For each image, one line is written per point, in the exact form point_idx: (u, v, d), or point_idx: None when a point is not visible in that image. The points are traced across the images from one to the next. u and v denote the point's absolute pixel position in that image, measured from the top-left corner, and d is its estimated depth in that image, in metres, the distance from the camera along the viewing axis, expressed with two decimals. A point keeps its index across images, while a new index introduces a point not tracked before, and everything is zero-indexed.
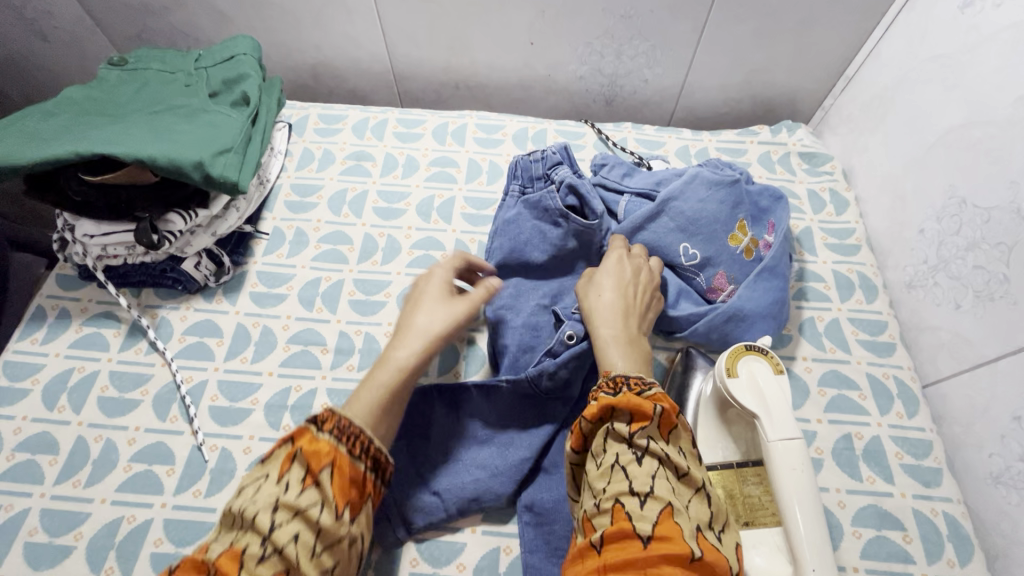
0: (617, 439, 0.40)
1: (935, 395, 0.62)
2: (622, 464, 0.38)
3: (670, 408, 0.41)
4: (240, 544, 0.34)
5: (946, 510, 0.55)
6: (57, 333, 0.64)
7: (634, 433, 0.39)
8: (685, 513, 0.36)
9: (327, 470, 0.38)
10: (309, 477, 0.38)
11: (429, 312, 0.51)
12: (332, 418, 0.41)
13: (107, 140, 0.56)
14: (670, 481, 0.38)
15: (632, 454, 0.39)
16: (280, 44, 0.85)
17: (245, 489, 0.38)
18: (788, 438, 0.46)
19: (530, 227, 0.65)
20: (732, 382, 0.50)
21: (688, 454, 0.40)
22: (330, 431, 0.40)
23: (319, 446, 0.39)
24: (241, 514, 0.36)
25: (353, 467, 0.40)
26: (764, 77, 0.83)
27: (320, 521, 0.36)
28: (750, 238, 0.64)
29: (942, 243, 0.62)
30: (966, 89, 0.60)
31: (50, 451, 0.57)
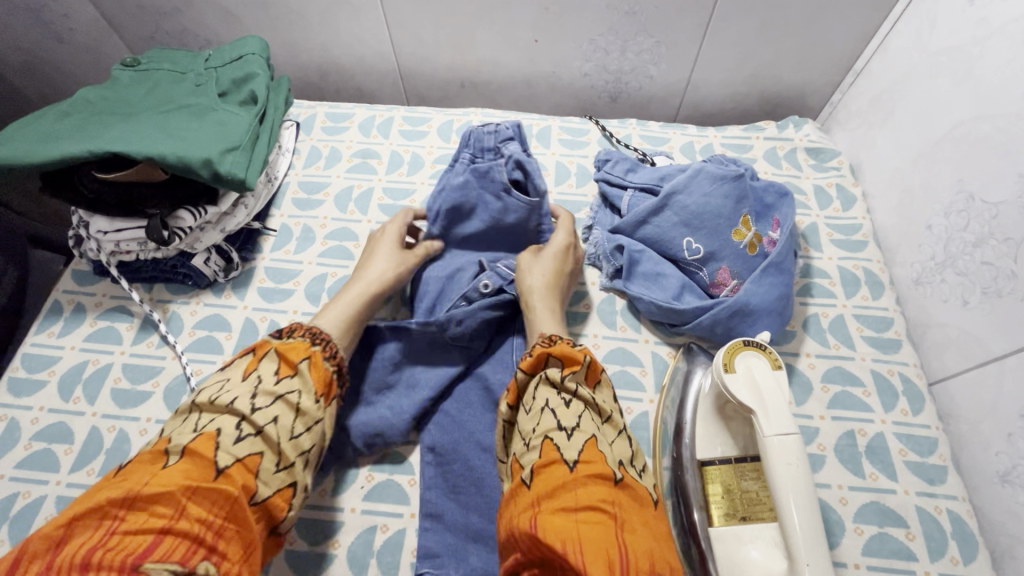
0: (549, 385, 0.46)
1: (942, 393, 0.61)
2: (552, 407, 0.44)
3: (596, 364, 0.48)
4: (212, 430, 0.41)
5: (951, 507, 0.54)
6: (73, 326, 0.66)
7: (565, 378, 0.46)
8: (608, 446, 0.41)
9: (303, 363, 0.48)
10: (283, 371, 0.47)
11: (384, 259, 0.62)
12: (302, 329, 0.51)
13: (118, 139, 0.58)
14: (594, 422, 0.43)
15: (561, 398, 0.44)
16: (288, 44, 0.87)
17: (216, 387, 0.45)
18: (783, 433, 0.45)
19: (471, 196, 0.63)
20: (729, 378, 0.50)
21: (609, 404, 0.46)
22: (301, 336, 0.50)
23: (292, 347, 0.49)
24: (217, 401, 0.43)
25: (323, 368, 0.50)
26: (770, 72, 0.82)
27: (296, 404, 0.46)
28: (754, 234, 0.63)
29: (950, 238, 0.61)
30: (976, 83, 0.59)
31: (66, 441, 0.58)
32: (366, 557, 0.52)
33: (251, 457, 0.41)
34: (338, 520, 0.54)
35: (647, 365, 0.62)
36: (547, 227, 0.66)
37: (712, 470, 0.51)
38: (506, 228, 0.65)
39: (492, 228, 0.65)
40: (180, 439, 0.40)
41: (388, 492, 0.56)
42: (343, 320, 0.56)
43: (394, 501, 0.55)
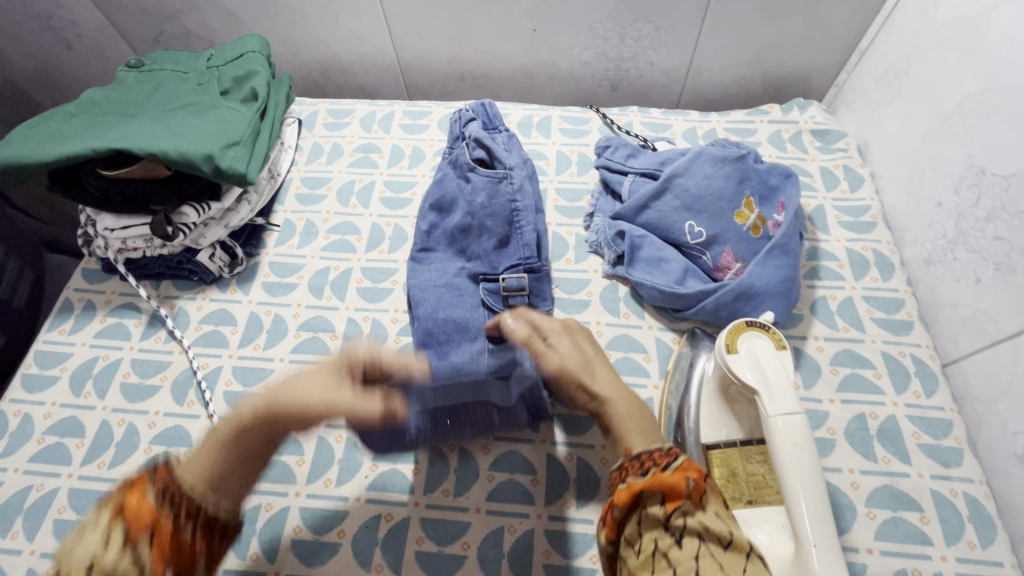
0: (653, 524, 0.35)
1: (956, 374, 0.59)
2: (663, 551, 0.33)
3: (700, 478, 0.36)
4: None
5: (966, 490, 0.53)
6: (83, 324, 0.67)
7: (670, 514, 0.34)
8: None
9: (147, 536, 0.35)
10: (128, 540, 0.34)
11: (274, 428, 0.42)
12: (167, 476, 0.38)
13: (122, 136, 0.59)
14: (716, 557, 0.32)
15: (671, 538, 0.33)
16: (289, 42, 0.88)
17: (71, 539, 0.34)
18: (787, 412, 0.45)
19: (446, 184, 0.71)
20: (729, 358, 0.49)
21: (725, 519, 0.35)
22: (160, 490, 0.37)
23: (145, 507, 0.36)
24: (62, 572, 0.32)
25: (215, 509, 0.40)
26: (774, 54, 0.81)
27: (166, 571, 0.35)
28: (757, 215, 0.62)
29: (960, 215, 0.60)
30: (983, 54, 0.57)
31: (77, 435, 0.60)
32: (370, 546, 0.53)
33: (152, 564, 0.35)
34: (343, 508, 0.55)
35: (651, 352, 0.61)
36: (519, 193, 0.67)
37: (716, 454, 0.50)
38: (479, 209, 0.67)
39: (468, 213, 0.67)
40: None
41: (393, 480, 0.56)
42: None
43: (397, 490, 0.56)
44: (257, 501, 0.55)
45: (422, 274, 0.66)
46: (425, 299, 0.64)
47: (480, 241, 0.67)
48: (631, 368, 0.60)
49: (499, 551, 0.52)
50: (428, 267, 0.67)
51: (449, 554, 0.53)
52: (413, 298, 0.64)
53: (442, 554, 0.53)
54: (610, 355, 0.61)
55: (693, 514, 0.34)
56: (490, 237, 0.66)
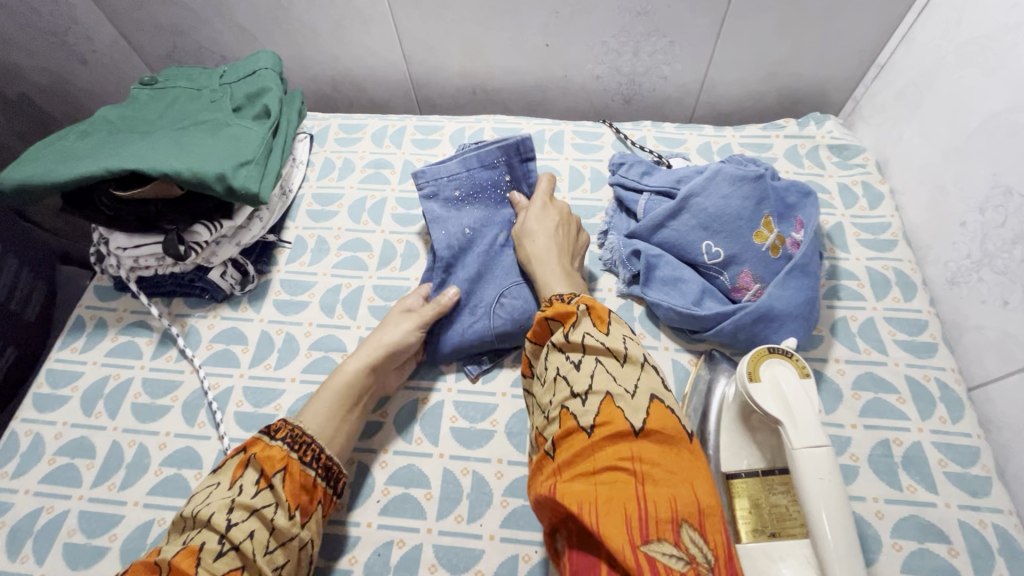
0: (556, 354, 0.47)
1: (982, 399, 0.58)
2: (564, 374, 0.45)
3: (596, 311, 0.48)
4: (195, 542, 0.43)
5: (996, 521, 0.51)
6: (95, 342, 0.67)
7: (569, 345, 0.46)
8: (623, 395, 0.42)
9: (279, 474, 0.48)
10: (264, 479, 0.48)
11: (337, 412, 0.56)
12: (285, 429, 0.52)
13: (134, 156, 0.58)
14: (609, 370, 0.44)
15: (570, 363, 0.45)
16: (300, 57, 0.87)
17: (199, 496, 0.47)
18: (814, 445, 0.43)
19: (460, 198, 0.67)
20: (752, 387, 0.48)
21: (627, 340, 0.47)
22: (283, 439, 0.51)
23: (272, 452, 0.50)
24: (197, 516, 0.45)
25: (302, 474, 0.50)
26: (789, 69, 0.80)
27: (274, 520, 0.46)
28: (776, 235, 0.60)
29: (986, 236, 0.58)
30: (1009, 71, 0.56)
31: (88, 456, 0.59)
32: (383, 573, 0.52)
33: (230, 570, 0.43)
34: (355, 534, 0.54)
35: (668, 373, 0.60)
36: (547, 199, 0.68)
37: (738, 485, 0.49)
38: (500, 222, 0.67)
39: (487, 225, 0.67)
40: (168, 553, 0.42)
41: (406, 505, 0.55)
42: (325, 414, 0.55)
43: (410, 515, 0.55)
44: None
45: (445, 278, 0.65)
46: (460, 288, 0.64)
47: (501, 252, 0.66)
48: None
49: None
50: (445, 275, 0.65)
51: None
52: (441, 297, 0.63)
53: None
54: None
55: (588, 342, 0.45)
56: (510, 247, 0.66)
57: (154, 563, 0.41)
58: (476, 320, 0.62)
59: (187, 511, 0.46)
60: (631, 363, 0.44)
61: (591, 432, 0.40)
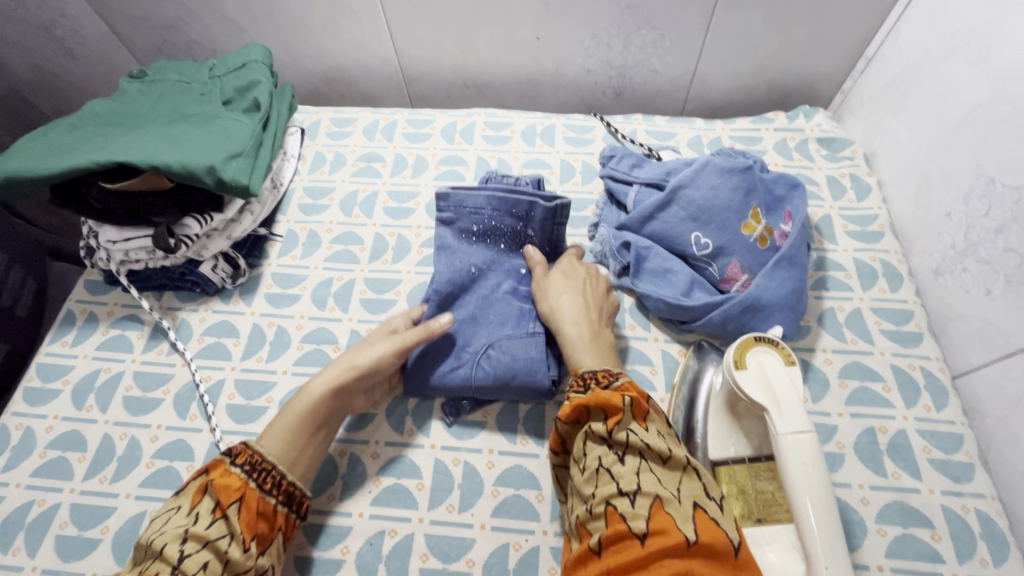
0: (596, 440, 0.45)
1: (966, 386, 0.58)
2: (607, 466, 0.44)
3: (636, 396, 0.47)
4: (147, 572, 0.41)
5: (979, 506, 0.52)
6: (85, 336, 0.67)
7: (611, 433, 0.45)
8: (674, 501, 0.40)
9: (235, 504, 0.47)
10: (218, 510, 0.46)
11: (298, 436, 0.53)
12: (245, 453, 0.50)
13: (123, 149, 0.58)
14: (654, 472, 0.43)
15: (614, 455, 0.44)
16: (291, 50, 0.87)
17: (156, 522, 0.46)
18: (798, 430, 0.44)
19: (476, 233, 0.64)
20: (738, 374, 0.48)
21: (666, 437, 0.45)
22: (241, 466, 0.49)
23: (229, 481, 0.48)
24: (151, 546, 0.43)
25: (261, 501, 0.48)
26: (779, 62, 0.80)
27: (228, 552, 0.44)
28: (764, 226, 0.61)
29: (970, 226, 0.59)
30: (993, 63, 0.56)
31: (79, 449, 0.59)
32: (375, 562, 0.53)
33: None
34: (347, 524, 0.54)
35: (657, 364, 0.61)
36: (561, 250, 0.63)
37: (725, 470, 0.49)
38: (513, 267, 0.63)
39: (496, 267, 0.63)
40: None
41: (398, 495, 0.56)
42: (286, 434, 0.52)
43: (402, 505, 0.55)
44: None
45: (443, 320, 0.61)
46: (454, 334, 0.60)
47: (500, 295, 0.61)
48: (637, 381, 0.60)
49: (505, 567, 0.52)
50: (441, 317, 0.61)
51: (454, 571, 0.52)
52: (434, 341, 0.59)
53: (447, 571, 0.52)
54: None
55: (634, 435, 0.44)
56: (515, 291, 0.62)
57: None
58: (459, 365, 0.58)
59: (141, 538, 0.45)
60: (676, 460, 0.43)
61: (644, 539, 0.38)
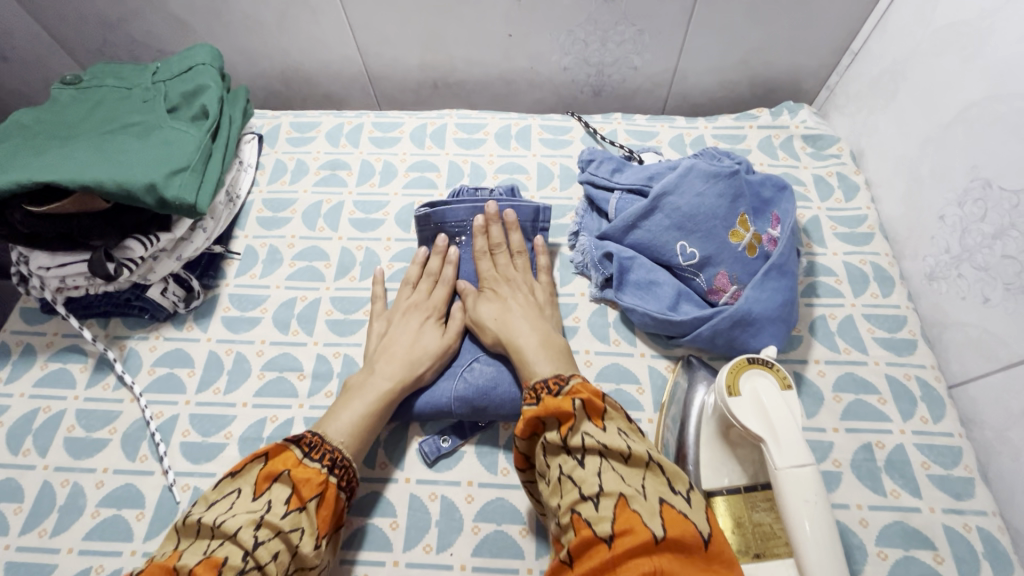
0: (557, 451, 0.43)
1: (963, 396, 0.56)
2: (568, 473, 0.41)
3: (590, 396, 0.44)
4: (218, 555, 0.40)
5: (981, 524, 0.50)
6: (21, 371, 0.61)
7: (567, 438, 0.42)
8: (639, 497, 0.38)
9: (314, 499, 0.45)
10: (296, 500, 0.44)
11: (364, 424, 0.52)
12: (321, 448, 0.48)
13: (50, 167, 0.52)
14: (617, 470, 0.40)
15: (573, 461, 0.41)
16: (245, 50, 0.81)
17: (219, 503, 0.44)
18: (796, 462, 0.41)
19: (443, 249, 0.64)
20: (731, 400, 0.45)
21: (627, 435, 0.43)
22: (318, 460, 0.47)
23: (309, 473, 0.46)
24: (220, 527, 0.41)
25: (336, 500, 0.47)
26: (762, 57, 0.77)
27: (300, 545, 0.43)
28: (753, 234, 0.58)
29: (965, 229, 0.56)
30: (987, 58, 0.54)
31: (15, 499, 0.54)
32: None
33: None
34: None
35: (644, 382, 0.58)
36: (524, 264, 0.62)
37: (720, 503, 0.46)
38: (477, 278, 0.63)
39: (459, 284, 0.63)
40: (189, 559, 0.39)
41: (369, 537, 0.52)
42: (355, 425, 0.51)
43: (375, 547, 0.51)
44: None
45: None
46: None
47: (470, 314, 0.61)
48: (624, 401, 0.57)
49: None
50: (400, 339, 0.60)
51: None
52: None
53: None
54: (600, 388, 0.58)
55: (588, 435, 0.42)
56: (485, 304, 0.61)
57: (175, 568, 0.38)
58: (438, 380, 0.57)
59: (201, 517, 0.43)
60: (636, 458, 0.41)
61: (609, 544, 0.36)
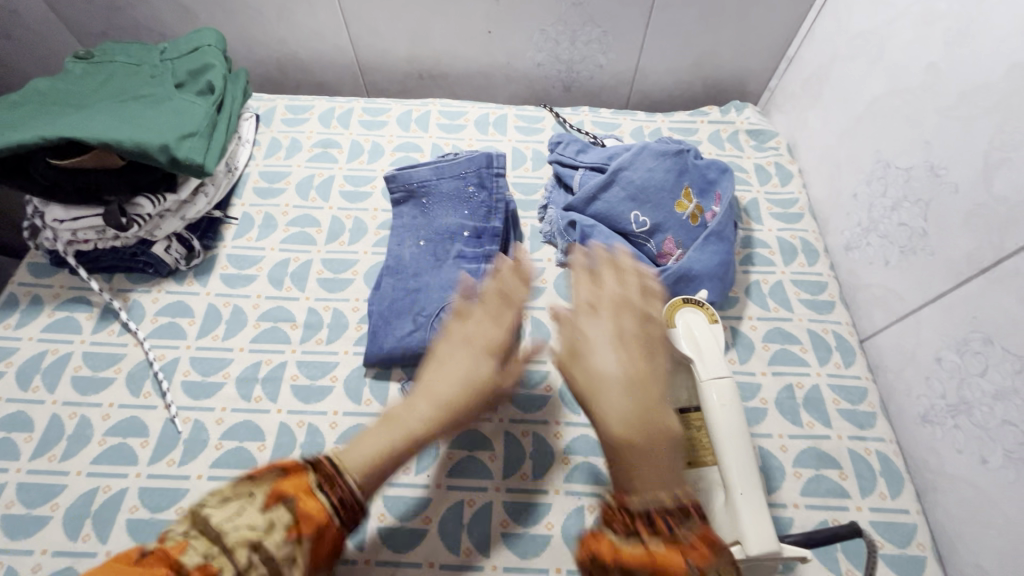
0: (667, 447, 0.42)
1: (871, 347, 0.66)
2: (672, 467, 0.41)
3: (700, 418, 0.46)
4: (213, 567, 0.35)
5: (880, 449, 0.59)
6: (30, 318, 0.65)
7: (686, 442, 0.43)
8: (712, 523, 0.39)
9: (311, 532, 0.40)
10: (294, 528, 0.39)
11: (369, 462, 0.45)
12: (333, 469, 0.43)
13: (72, 126, 0.58)
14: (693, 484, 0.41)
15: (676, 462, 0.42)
16: (244, 37, 0.88)
17: (227, 504, 0.38)
18: (716, 373, 0.50)
19: (418, 213, 0.70)
20: (671, 331, 0.53)
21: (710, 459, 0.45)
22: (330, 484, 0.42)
23: (314, 509, 0.40)
24: (219, 532, 0.37)
25: (333, 534, 0.41)
26: (711, 60, 0.87)
27: None
28: (695, 205, 0.67)
29: (872, 205, 0.66)
30: (887, 60, 0.64)
31: (26, 429, 0.58)
32: None
33: None
34: None
35: None
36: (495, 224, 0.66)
37: None
38: (449, 235, 0.67)
39: (432, 241, 0.67)
40: (189, 559, 0.35)
41: None
42: (373, 457, 0.45)
43: None
44: (217, 487, 0.56)
45: (380, 298, 0.64)
46: (388, 305, 0.64)
47: (444, 268, 0.65)
48: None
49: (460, 523, 0.54)
50: (378, 292, 0.65)
51: (410, 529, 0.54)
52: (371, 312, 0.64)
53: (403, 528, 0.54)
54: None
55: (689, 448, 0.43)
56: (459, 258, 0.65)
57: (177, 565, 0.35)
58: (415, 329, 0.61)
59: (211, 513, 0.38)
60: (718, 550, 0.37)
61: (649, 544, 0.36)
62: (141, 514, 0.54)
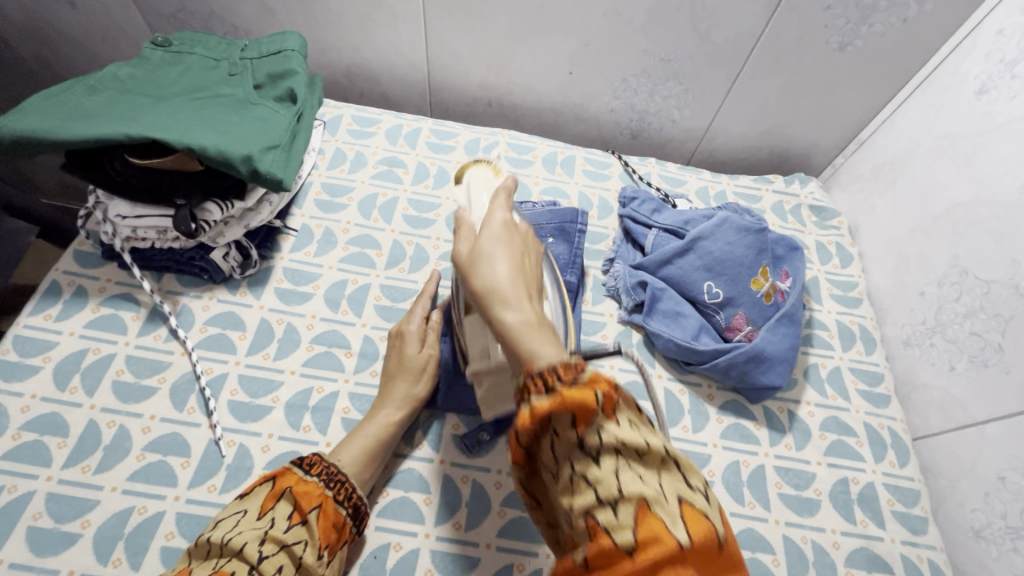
0: (567, 447, 0.34)
1: (924, 448, 0.66)
2: (580, 474, 0.33)
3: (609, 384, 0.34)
4: (228, 568, 0.42)
5: (931, 557, 0.59)
6: (72, 311, 0.62)
7: (583, 432, 0.33)
8: (661, 500, 0.31)
9: (314, 510, 0.49)
10: (298, 514, 0.48)
11: (351, 448, 0.54)
12: (320, 465, 0.52)
13: (158, 124, 0.55)
14: (637, 472, 0.32)
15: (586, 459, 0.33)
16: (319, 41, 0.85)
17: (223, 522, 0.46)
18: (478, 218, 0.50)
19: None
20: (456, 190, 0.56)
21: (639, 424, 0.35)
22: (317, 475, 0.51)
23: (308, 488, 0.50)
24: (222, 542, 0.44)
25: (335, 513, 0.50)
26: (784, 130, 0.87)
27: (302, 555, 0.46)
28: (770, 284, 0.66)
29: (941, 306, 0.67)
30: (976, 169, 0.65)
31: (60, 434, 0.55)
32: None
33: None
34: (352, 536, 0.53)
35: (660, 401, 0.65)
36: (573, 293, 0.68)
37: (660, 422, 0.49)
38: None
39: None
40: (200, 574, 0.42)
41: (402, 508, 0.56)
42: (362, 452, 0.54)
43: (409, 519, 0.55)
44: None
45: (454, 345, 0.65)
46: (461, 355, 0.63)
47: None
48: None
49: None
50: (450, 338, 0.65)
51: None
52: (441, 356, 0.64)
53: None
54: None
55: (604, 428, 0.33)
56: None
57: None
58: None
59: (210, 535, 0.45)
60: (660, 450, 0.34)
61: (558, 389, 0.33)
62: (177, 543, 0.51)
